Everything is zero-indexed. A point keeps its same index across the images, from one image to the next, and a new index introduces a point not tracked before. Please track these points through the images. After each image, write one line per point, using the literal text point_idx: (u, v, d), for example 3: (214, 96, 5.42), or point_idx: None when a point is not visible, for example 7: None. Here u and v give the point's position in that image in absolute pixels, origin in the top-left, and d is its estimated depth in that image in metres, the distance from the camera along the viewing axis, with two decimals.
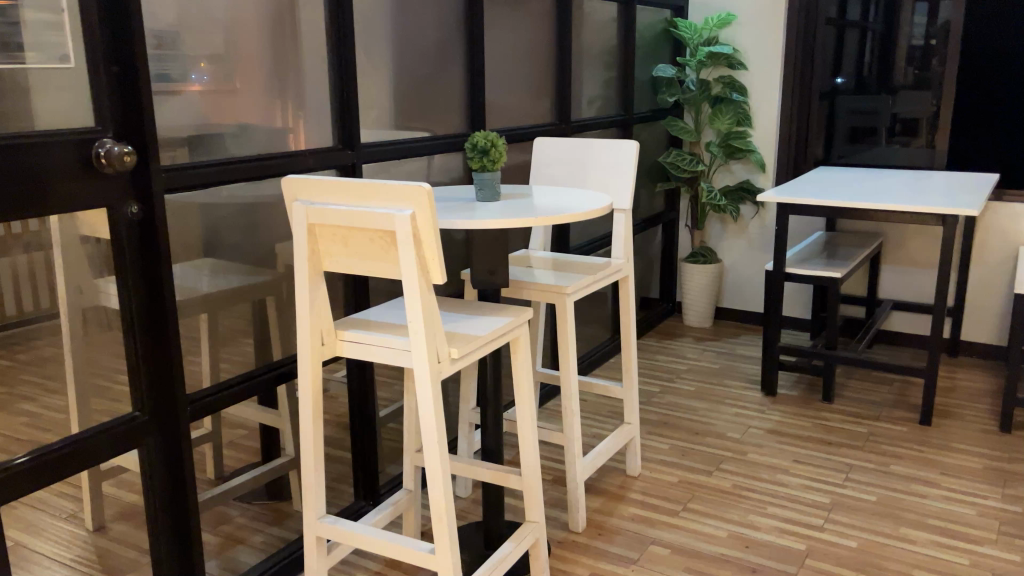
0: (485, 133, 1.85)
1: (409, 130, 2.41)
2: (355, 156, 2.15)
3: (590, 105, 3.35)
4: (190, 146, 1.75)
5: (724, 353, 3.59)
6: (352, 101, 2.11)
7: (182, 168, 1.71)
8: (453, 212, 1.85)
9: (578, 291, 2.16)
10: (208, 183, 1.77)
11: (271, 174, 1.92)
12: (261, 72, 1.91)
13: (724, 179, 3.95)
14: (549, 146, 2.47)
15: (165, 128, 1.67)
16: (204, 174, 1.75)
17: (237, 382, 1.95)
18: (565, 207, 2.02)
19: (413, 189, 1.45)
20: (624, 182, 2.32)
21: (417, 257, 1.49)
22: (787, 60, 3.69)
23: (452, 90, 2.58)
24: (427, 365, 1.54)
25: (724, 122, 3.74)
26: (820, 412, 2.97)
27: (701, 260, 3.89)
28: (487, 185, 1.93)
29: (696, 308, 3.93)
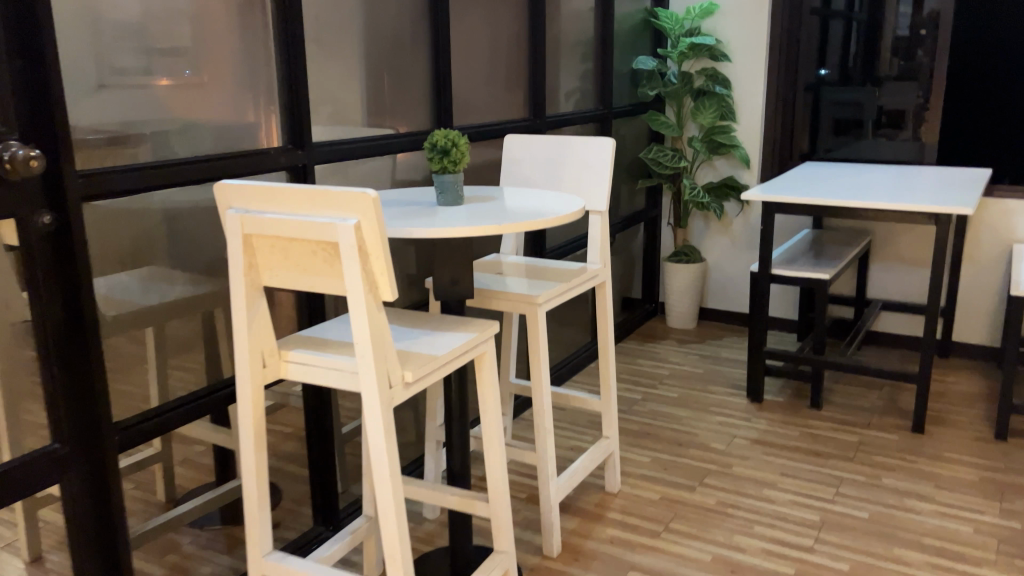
0: (445, 132, 1.69)
1: (370, 127, 2.23)
2: (308, 158, 1.95)
3: (567, 99, 3.20)
4: (134, 145, 1.60)
5: (707, 356, 3.45)
6: (302, 96, 1.92)
7: (119, 169, 1.55)
8: (410, 218, 1.69)
9: (550, 301, 2.01)
10: (152, 185, 1.61)
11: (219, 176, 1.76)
12: (231, 67, 1.81)
13: (708, 176, 3.81)
14: (521, 145, 2.32)
15: (123, 123, 1.57)
16: (148, 176, 1.60)
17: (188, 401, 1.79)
18: (536, 212, 1.85)
19: (356, 196, 1.30)
20: (600, 183, 2.17)
21: (362, 271, 1.34)
22: (772, 51, 3.55)
23: (416, 85, 2.41)
24: (377, 390, 1.39)
25: (708, 116, 3.59)
26: (807, 420, 2.84)
27: (684, 259, 3.76)
28: (448, 190, 1.76)
29: (679, 309, 3.79)
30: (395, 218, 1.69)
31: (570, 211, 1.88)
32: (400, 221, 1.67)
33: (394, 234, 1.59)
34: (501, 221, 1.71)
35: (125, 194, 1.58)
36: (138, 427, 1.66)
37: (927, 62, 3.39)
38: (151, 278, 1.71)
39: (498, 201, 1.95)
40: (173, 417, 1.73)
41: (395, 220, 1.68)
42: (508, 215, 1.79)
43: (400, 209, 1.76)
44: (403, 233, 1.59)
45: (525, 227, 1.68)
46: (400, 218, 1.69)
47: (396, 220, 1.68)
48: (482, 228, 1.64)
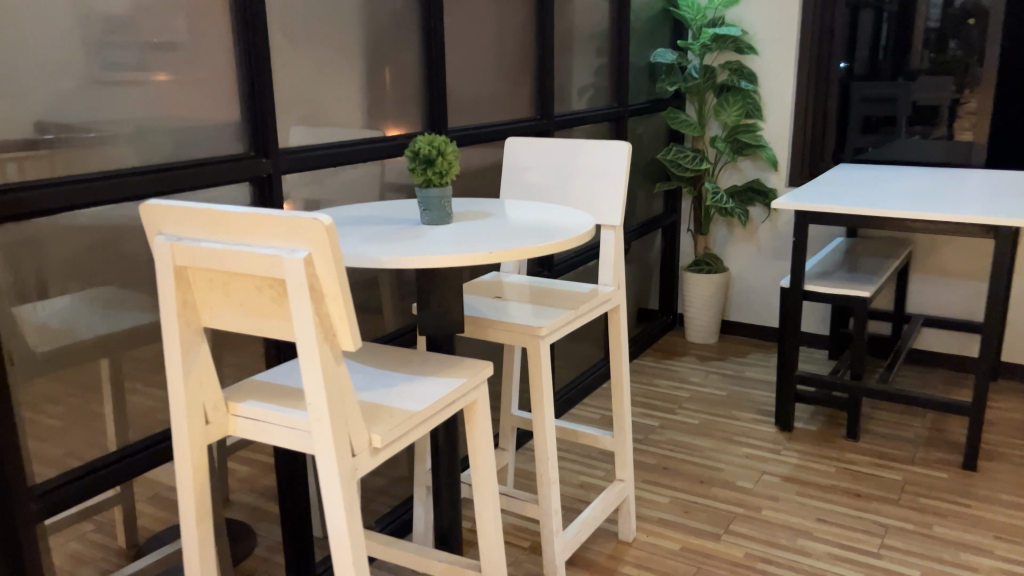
0: (429, 138, 1.42)
1: (354, 130, 1.95)
2: (273, 166, 1.66)
3: (579, 96, 2.93)
4: (123, 144, 1.43)
5: (731, 376, 3.17)
6: (264, 92, 1.62)
7: (104, 178, 1.38)
8: (386, 241, 1.42)
9: (556, 331, 1.74)
10: (138, 194, 1.43)
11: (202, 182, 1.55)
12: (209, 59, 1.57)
13: (731, 180, 3.52)
14: (524, 151, 2.05)
15: (110, 123, 1.40)
16: (135, 184, 1.42)
17: (148, 444, 1.54)
18: (538, 231, 1.58)
19: (305, 222, 1.04)
20: (613, 193, 1.90)
21: (315, 315, 1.08)
22: (801, 42, 3.26)
23: (410, 79, 2.12)
24: (335, 461, 1.13)
25: (732, 113, 3.29)
26: (844, 454, 2.56)
27: (705, 269, 3.48)
28: (434, 206, 1.49)
29: (700, 322, 3.51)
30: (369, 241, 1.42)
31: (580, 230, 1.61)
32: (374, 244, 1.40)
33: (364, 262, 1.32)
34: (496, 244, 1.43)
35: (106, 205, 1.40)
36: (82, 480, 1.41)
37: (961, 54, 3.06)
38: (92, 304, 1.43)
39: (495, 217, 1.68)
40: (124, 467, 1.48)
41: (369, 243, 1.40)
42: (506, 236, 1.51)
43: (377, 229, 1.49)
44: (376, 261, 1.32)
45: (526, 253, 1.40)
46: (374, 242, 1.41)
47: (370, 243, 1.40)
48: (471, 253, 1.36)
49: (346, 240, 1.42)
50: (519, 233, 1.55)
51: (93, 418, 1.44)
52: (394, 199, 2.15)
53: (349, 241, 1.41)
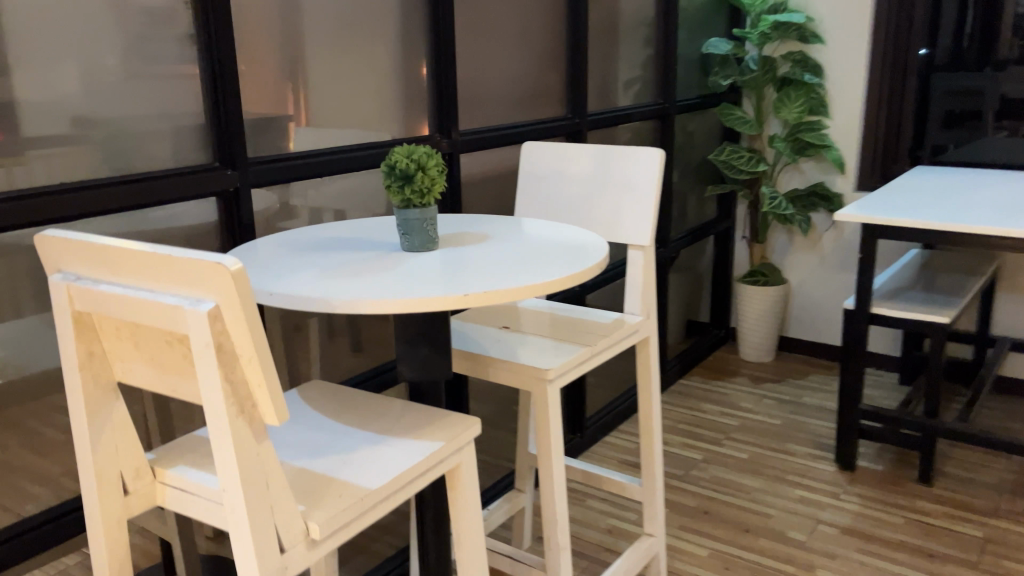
0: (409, 152, 1.18)
1: (348, 133, 1.73)
2: (241, 178, 1.44)
3: (623, 91, 2.65)
4: (155, 141, 1.35)
5: (787, 402, 2.87)
6: (230, 94, 1.40)
7: (140, 178, 1.31)
8: (352, 276, 1.17)
9: (569, 372, 1.48)
10: (158, 199, 1.33)
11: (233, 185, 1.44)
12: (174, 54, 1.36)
13: (792, 183, 3.18)
14: (544, 157, 1.80)
15: (144, 118, 1.33)
16: (167, 187, 1.34)
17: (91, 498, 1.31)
18: (544, 258, 1.31)
19: (207, 267, 0.81)
20: (642, 210, 1.64)
21: (225, 382, 0.85)
22: (876, 27, 2.89)
23: (415, 76, 1.88)
24: (256, 563, 0.90)
25: (793, 109, 2.97)
26: (914, 501, 2.24)
27: (761, 280, 3.16)
28: (415, 230, 1.25)
29: (755, 339, 3.19)
30: (331, 275, 1.18)
31: (595, 256, 1.33)
32: (335, 280, 1.15)
33: (313, 306, 1.07)
34: (485, 280, 1.17)
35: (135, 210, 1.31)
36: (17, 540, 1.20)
37: None
38: (44, 331, 1.25)
39: (498, 239, 1.42)
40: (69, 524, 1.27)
41: (328, 278, 1.16)
42: (502, 267, 1.25)
43: (348, 258, 1.26)
44: (328, 304, 1.07)
45: (518, 292, 1.13)
46: (336, 276, 1.17)
47: (330, 278, 1.16)
48: (447, 291, 1.10)
49: (304, 273, 1.18)
50: (518, 261, 1.28)
51: (22, 474, 1.24)
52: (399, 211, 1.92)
53: (305, 275, 1.17)
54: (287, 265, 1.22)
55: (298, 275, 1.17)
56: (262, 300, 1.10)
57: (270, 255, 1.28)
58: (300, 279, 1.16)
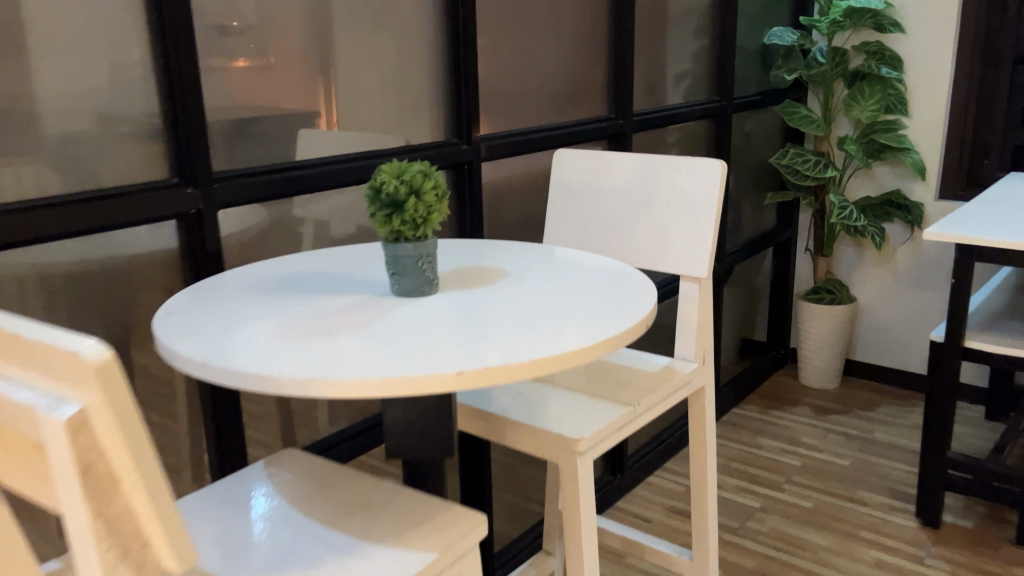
0: (405, 175, 0.93)
1: (344, 139, 1.45)
2: (205, 198, 1.17)
3: (673, 87, 2.35)
4: (140, 145, 1.14)
5: (856, 438, 2.54)
6: (191, 95, 1.14)
7: (113, 193, 1.09)
8: (320, 339, 0.89)
9: (605, 439, 1.19)
10: (100, 222, 1.07)
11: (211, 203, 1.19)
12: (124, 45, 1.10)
13: (863, 190, 2.83)
14: (580, 168, 1.51)
15: (123, 120, 1.11)
16: (148, 203, 1.12)
17: None
18: (579, 308, 0.99)
19: (63, 356, 0.56)
20: (699, 236, 1.34)
21: (95, 519, 0.59)
22: (966, 15, 2.54)
23: (432, 72, 1.61)
24: None
25: (868, 107, 2.61)
26: (1012, 570, 1.91)
27: (826, 299, 2.83)
28: (407, 270, 0.98)
29: (818, 363, 2.86)
30: (294, 337, 0.89)
31: (645, 303, 1.01)
32: (295, 345, 0.86)
33: (254, 387, 0.78)
34: (493, 346, 0.86)
35: (101, 232, 1.09)
36: None
37: None
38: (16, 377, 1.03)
39: (522, 276, 1.11)
40: None
41: (289, 342, 0.87)
42: (521, 323, 0.94)
43: (324, 313, 0.97)
44: (273, 384, 0.78)
45: (536, 366, 0.82)
46: (300, 340, 0.88)
47: (290, 343, 0.87)
48: (437, 364, 0.80)
49: (260, 335, 0.90)
50: (542, 311, 0.98)
51: None
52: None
53: (259, 336, 0.89)
54: (242, 319, 0.95)
55: (250, 336, 0.89)
56: (193, 373, 0.82)
57: (228, 301, 1.01)
58: (252, 342, 0.87)
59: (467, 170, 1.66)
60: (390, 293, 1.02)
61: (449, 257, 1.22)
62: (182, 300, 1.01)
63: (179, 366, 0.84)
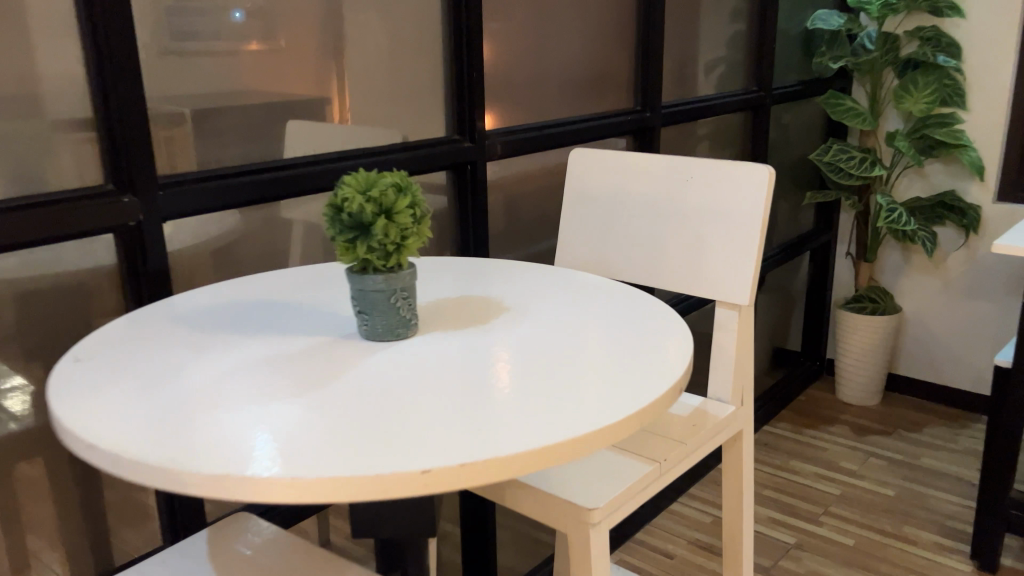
0: (380, 190, 0.73)
1: (326, 134, 1.25)
2: (146, 208, 0.97)
3: (707, 76, 2.12)
4: (65, 143, 0.94)
5: (902, 464, 2.31)
6: (128, 85, 0.94)
7: (27, 204, 0.89)
8: (258, 402, 0.69)
9: (626, 505, 0.99)
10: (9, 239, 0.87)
11: (157, 215, 0.98)
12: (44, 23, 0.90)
13: (912, 190, 2.59)
14: (600, 171, 1.30)
15: (42, 113, 0.91)
16: (73, 215, 0.92)
17: None
18: (596, 360, 0.77)
19: None
20: (742, 254, 1.13)
21: None
22: None
23: (434, 59, 1.41)
24: None
25: (921, 99, 2.37)
26: None
27: (869, 308, 2.60)
28: (379, 309, 0.77)
29: (859, 378, 2.63)
30: (225, 398, 0.69)
31: (679, 353, 0.79)
32: (223, 412, 0.67)
33: (158, 484, 0.58)
34: (479, 421, 0.65)
35: (12, 251, 0.89)
36: None
37: None
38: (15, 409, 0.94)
39: (527, 312, 0.90)
40: None
41: (217, 407, 0.68)
42: (519, 381, 0.72)
43: (273, 362, 0.77)
44: (181, 480, 0.58)
45: (534, 458, 0.61)
46: (231, 403, 0.68)
47: (217, 407, 0.67)
48: (398, 455, 0.60)
49: (184, 393, 0.70)
50: (549, 361, 0.77)
51: None
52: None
53: (182, 396, 0.70)
54: (169, 370, 0.75)
55: (170, 395, 0.70)
56: (84, 453, 0.63)
57: (160, 342, 0.81)
58: (169, 406, 0.68)
59: (469, 170, 1.45)
60: (359, 337, 0.81)
61: (439, 284, 1.01)
62: (103, 340, 0.82)
63: (69, 444, 0.64)
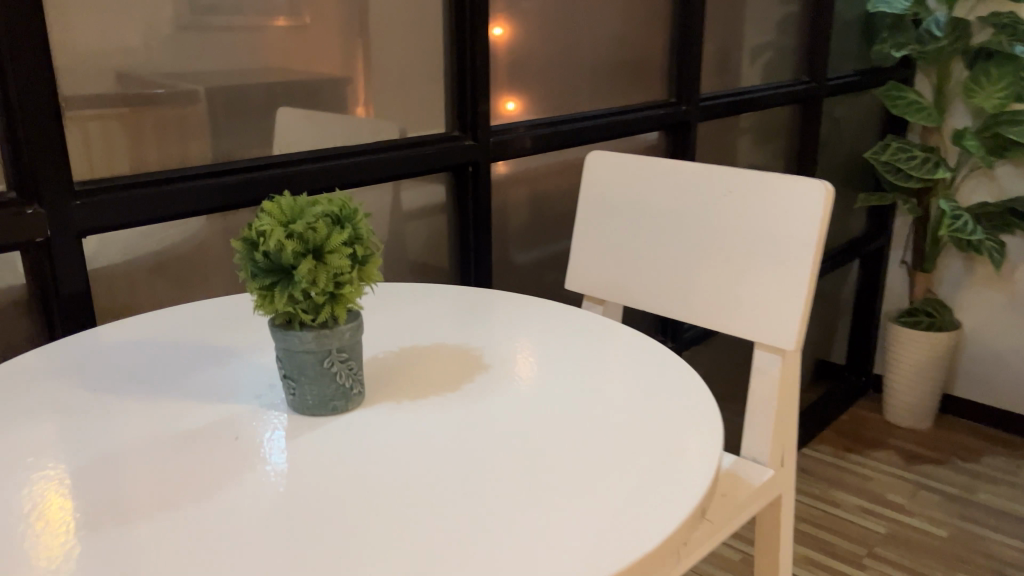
0: (305, 222, 0.54)
1: (301, 128, 1.07)
2: (57, 222, 0.83)
3: (750, 63, 1.89)
4: None
5: (956, 500, 2.08)
6: (29, 72, 0.78)
7: None
8: (120, 527, 0.50)
9: None
10: None
11: (71, 230, 0.84)
12: None
13: (978, 194, 2.34)
14: (620, 180, 1.10)
15: None
16: None
17: None
18: (587, 464, 0.58)
19: None
20: (787, 289, 0.93)
21: None
22: None
23: (437, 43, 1.22)
24: None
25: (991, 94, 2.10)
26: None
27: (923, 322, 2.36)
28: (306, 371, 0.60)
29: (909, 398, 2.40)
30: (88, 516, 0.51)
31: (700, 452, 0.59)
32: (58, 532, 0.50)
33: None
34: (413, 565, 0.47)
35: None
36: None
37: None
38: None
39: (508, 377, 0.70)
40: None
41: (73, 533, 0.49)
42: (478, 502, 0.53)
43: (169, 447, 0.59)
44: None
45: None
46: (84, 528, 0.50)
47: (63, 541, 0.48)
48: None
49: (22, 497, 0.53)
50: (530, 457, 0.58)
51: None
52: (404, 226, 1.25)
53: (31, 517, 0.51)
54: (23, 467, 0.56)
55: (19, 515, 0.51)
56: None
57: (25, 416, 0.64)
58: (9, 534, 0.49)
59: (471, 171, 1.27)
60: (284, 407, 0.64)
61: (412, 325, 0.83)
62: None
63: None
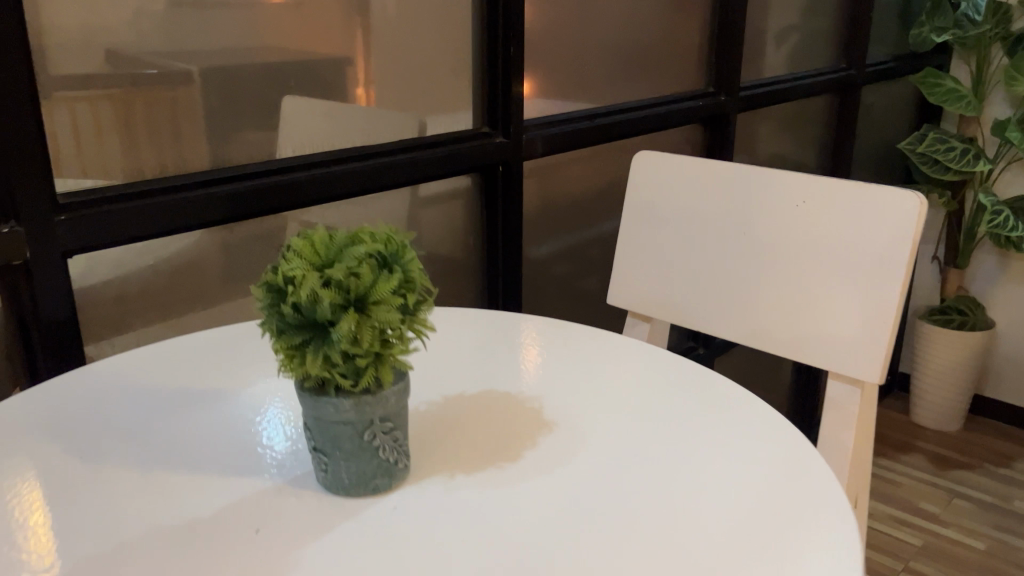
0: (343, 267, 0.44)
1: (316, 126, 0.96)
2: (40, 242, 0.71)
3: (781, 48, 1.78)
4: None
5: (992, 508, 1.99)
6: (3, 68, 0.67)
7: None
8: None
9: None
10: None
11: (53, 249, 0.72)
12: None
13: (1017, 186, 2.22)
14: (671, 187, 0.99)
15: None
16: None
17: None
18: (694, 560, 0.46)
19: None
20: (870, 313, 0.82)
21: None
22: None
23: (465, 30, 1.10)
24: None
25: None
26: None
27: (954, 320, 2.26)
28: (343, 444, 0.49)
29: (937, 400, 2.30)
30: None
31: (831, 541, 0.47)
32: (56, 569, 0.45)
33: None
34: None
35: None
36: None
37: None
38: None
39: (575, 440, 0.59)
40: None
41: None
42: None
43: (174, 532, 0.49)
44: None
45: None
46: None
47: None
48: None
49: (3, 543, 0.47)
50: (623, 550, 0.47)
51: None
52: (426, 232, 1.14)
53: None
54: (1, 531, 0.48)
55: None
56: None
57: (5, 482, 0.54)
58: None
59: (501, 172, 1.15)
60: (313, 482, 0.53)
61: (453, 363, 0.72)
62: None
63: None
